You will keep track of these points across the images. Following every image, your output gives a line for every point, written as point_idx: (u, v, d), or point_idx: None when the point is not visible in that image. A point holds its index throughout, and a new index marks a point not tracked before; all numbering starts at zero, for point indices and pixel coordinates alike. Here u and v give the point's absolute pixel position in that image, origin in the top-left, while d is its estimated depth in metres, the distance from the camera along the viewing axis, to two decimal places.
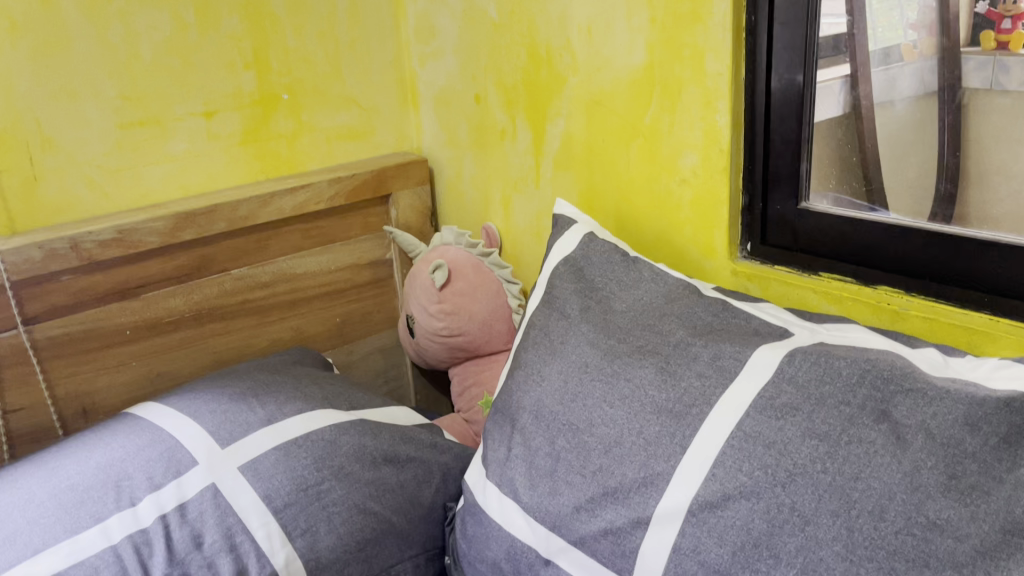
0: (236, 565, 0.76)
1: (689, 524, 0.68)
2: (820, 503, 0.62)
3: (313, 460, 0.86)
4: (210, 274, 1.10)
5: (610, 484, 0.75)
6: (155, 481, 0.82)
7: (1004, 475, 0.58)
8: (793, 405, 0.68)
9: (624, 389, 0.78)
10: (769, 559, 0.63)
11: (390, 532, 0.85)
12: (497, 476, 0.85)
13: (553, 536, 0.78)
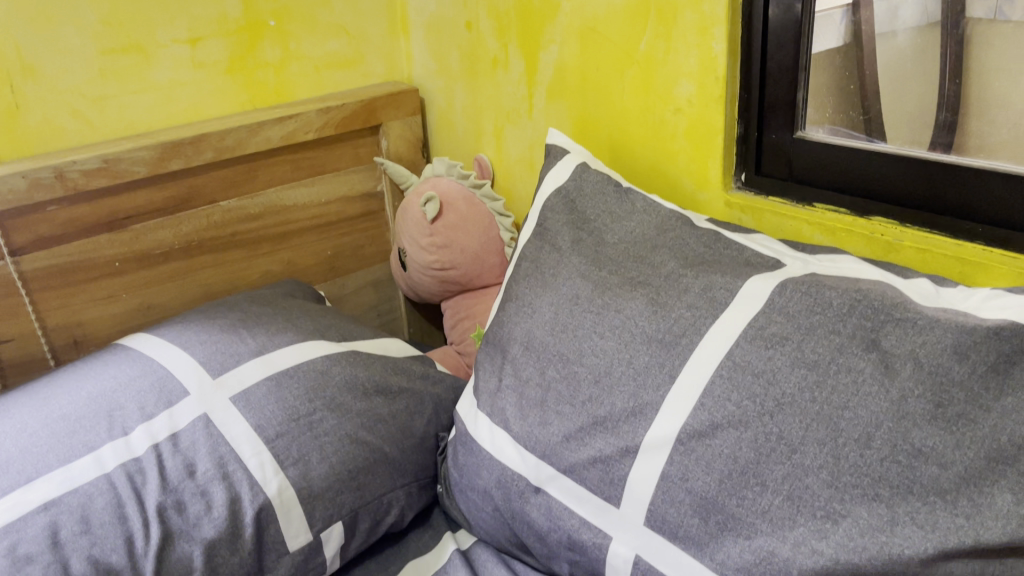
0: (229, 494, 0.77)
1: (677, 452, 0.69)
2: (807, 431, 0.63)
3: (305, 390, 0.87)
4: (199, 205, 1.08)
5: (600, 414, 0.75)
6: (147, 410, 0.82)
7: (990, 403, 0.58)
8: (783, 334, 0.68)
9: (614, 320, 0.78)
10: (756, 486, 0.65)
11: (382, 462, 0.86)
12: (488, 406, 0.86)
13: (543, 464, 0.78)
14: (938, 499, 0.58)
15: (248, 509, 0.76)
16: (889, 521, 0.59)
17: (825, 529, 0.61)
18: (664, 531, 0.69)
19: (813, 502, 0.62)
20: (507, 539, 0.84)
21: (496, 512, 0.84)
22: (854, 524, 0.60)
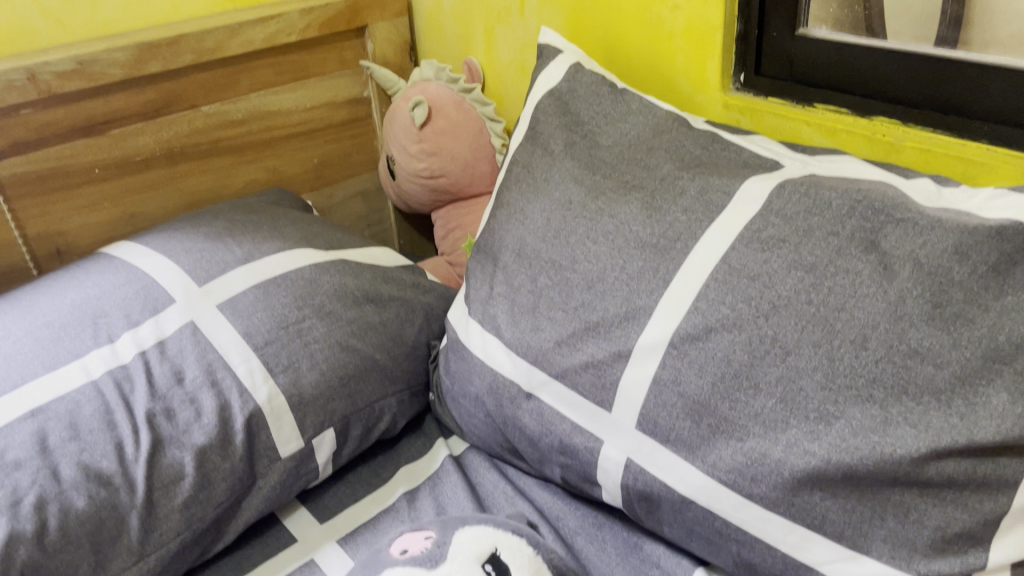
0: (218, 400, 0.76)
1: (670, 356, 0.68)
2: (802, 333, 0.62)
3: (293, 298, 0.85)
4: (179, 110, 1.05)
5: (592, 320, 0.74)
6: (132, 318, 0.81)
7: (990, 304, 0.57)
8: (780, 236, 0.66)
9: (607, 225, 0.76)
10: (748, 389, 0.64)
11: (373, 369, 0.86)
12: (479, 314, 0.85)
13: (534, 370, 0.78)
14: (932, 399, 0.57)
15: (238, 416, 0.76)
16: (882, 422, 0.58)
17: (818, 431, 0.61)
18: (656, 435, 0.69)
19: (807, 405, 0.61)
20: (499, 444, 0.84)
21: (488, 418, 0.84)
22: (846, 425, 0.60)
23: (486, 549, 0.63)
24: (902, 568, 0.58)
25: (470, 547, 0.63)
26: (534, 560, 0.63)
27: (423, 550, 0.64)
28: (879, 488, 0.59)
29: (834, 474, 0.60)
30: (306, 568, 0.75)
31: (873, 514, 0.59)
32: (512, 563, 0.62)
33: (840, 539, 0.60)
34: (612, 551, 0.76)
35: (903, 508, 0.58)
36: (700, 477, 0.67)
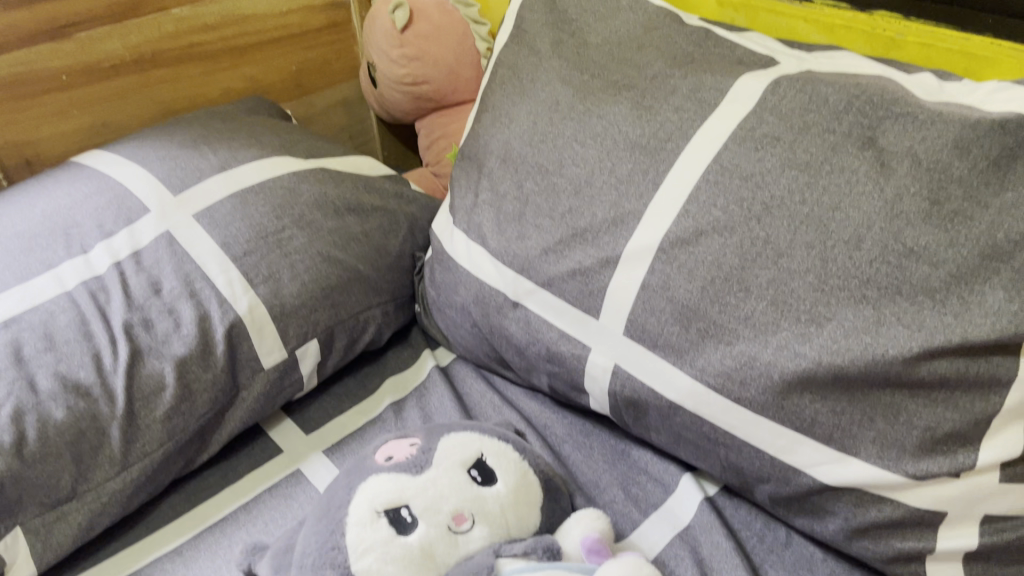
0: (198, 311, 0.75)
1: (659, 262, 0.67)
2: (795, 235, 0.61)
3: (272, 208, 0.83)
4: (148, 13, 1.00)
5: (579, 226, 0.72)
6: (106, 229, 0.79)
7: (989, 200, 0.55)
8: (774, 135, 0.64)
9: (596, 127, 0.73)
10: (739, 293, 0.63)
11: (357, 281, 0.84)
12: (465, 223, 0.82)
13: (520, 279, 0.76)
14: (927, 299, 0.56)
15: (218, 328, 0.74)
16: (875, 322, 0.57)
17: (809, 333, 0.60)
18: (645, 341, 0.68)
19: (798, 307, 0.60)
20: (486, 354, 0.83)
21: (474, 329, 0.82)
22: (838, 327, 0.58)
23: (473, 455, 0.62)
24: (890, 467, 0.58)
25: (456, 453, 0.62)
26: (521, 467, 0.63)
27: (408, 457, 0.63)
28: (870, 389, 0.58)
29: (825, 376, 0.59)
30: (294, 478, 0.75)
31: (862, 415, 0.59)
32: (498, 468, 0.62)
33: (828, 441, 0.60)
34: (599, 458, 0.77)
35: (893, 409, 0.58)
36: (689, 382, 0.66)
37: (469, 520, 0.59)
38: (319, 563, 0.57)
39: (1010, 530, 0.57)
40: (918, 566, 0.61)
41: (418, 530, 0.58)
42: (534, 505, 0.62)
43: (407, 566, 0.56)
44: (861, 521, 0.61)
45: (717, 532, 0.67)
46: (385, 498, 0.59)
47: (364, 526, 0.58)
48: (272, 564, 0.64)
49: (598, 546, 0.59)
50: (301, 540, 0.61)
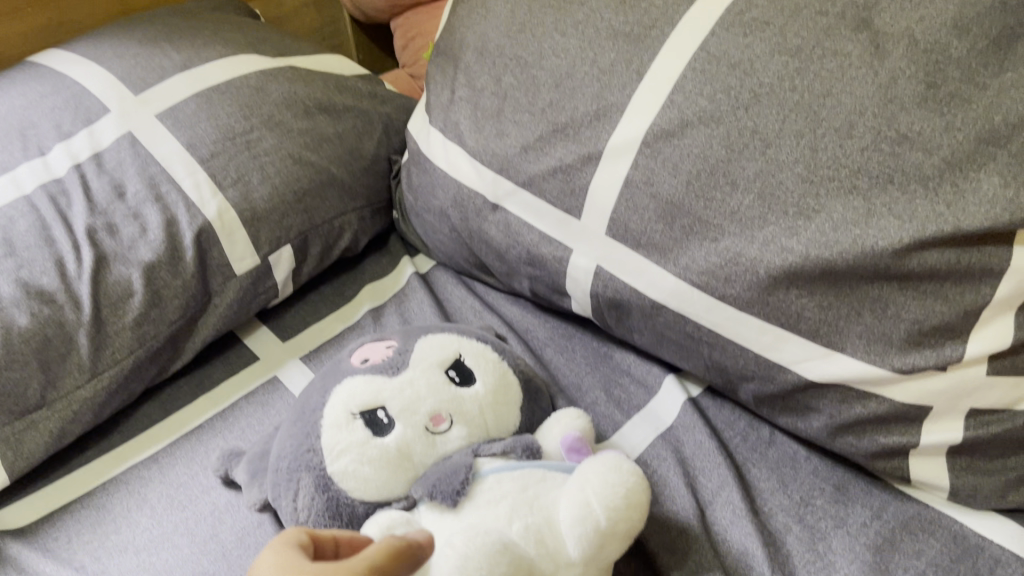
0: (164, 216, 0.72)
1: (643, 156, 0.64)
2: (784, 124, 0.58)
3: (239, 108, 0.79)
4: None
5: (560, 121, 0.69)
6: (63, 130, 0.76)
7: (988, 82, 0.53)
8: (764, 19, 0.60)
9: (577, 15, 0.69)
10: (725, 187, 0.60)
11: (330, 184, 0.81)
12: (441, 122, 0.79)
13: (499, 179, 0.73)
14: (919, 187, 0.54)
15: (186, 233, 0.72)
16: (865, 214, 0.55)
17: (797, 227, 0.58)
18: (627, 240, 0.66)
19: (786, 200, 0.58)
20: (466, 259, 0.81)
21: (453, 233, 0.80)
22: (827, 220, 0.56)
23: (451, 356, 0.61)
24: (875, 362, 0.57)
25: (433, 354, 0.60)
26: (500, 367, 0.61)
27: (384, 359, 0.61)
28: (857, 283, 0.57)
29: (812, 270, 0.57)
30: (271, 385, 0.74)
31: (849, 310, 0.57)
32: (477, 370, 0.60)
33: (814, 337, 0.59)
34: (582, 361, 0.75)
35: (881, 303, 0.56)
36: (671, 281, 0.64)
37: (447, 420, 0.57)
38: (295, 466, 0.57)
39: (995, 425, 0.57)
40: (901, 461, 0.60)
41: (395, 432, 0.56)
42: (514, 406, 0.61)
43: (383, 468, 0.55)
44: (845, 418, 0.60)
45: (700, 432, 0.67)
46: (360, 400, 0.57)
47: (340, 428, 0.56)
48: (249, 468, 0.63)
49: (579, 445, 0.58)
50: (276, 443, 0.60)
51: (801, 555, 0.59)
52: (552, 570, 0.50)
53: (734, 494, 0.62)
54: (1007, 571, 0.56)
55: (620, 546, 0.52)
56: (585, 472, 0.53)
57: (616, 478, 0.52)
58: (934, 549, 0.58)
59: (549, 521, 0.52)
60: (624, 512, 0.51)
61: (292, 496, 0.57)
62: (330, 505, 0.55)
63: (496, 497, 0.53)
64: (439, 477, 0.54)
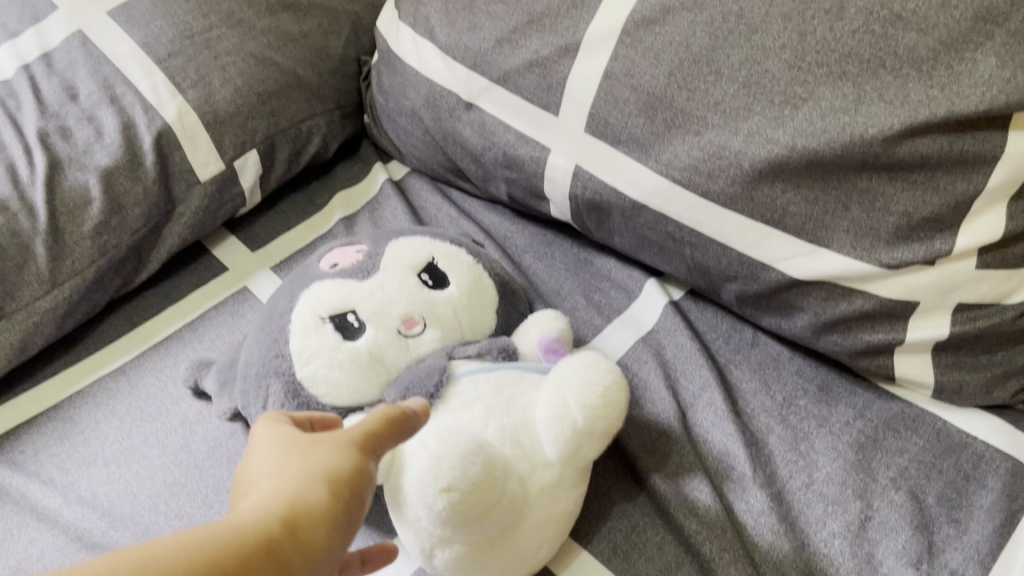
0: (121, 119, 0.68)
1: (623, 47, 0.60)
2: (772, 6, 0.54)
3: (197, 5, 0.74)
4: None
5: (536, 12, 0.65)
6: (11, 29, 0.73)
7: None
8: None
9: None
10: (709, 76, 0.57)
11: (296, 86, 0.77)
12: (411, 18, 0.75)
13: (473, 76, 0.70)
14: (912, 71, 0.51)
15: (145, 137, 0.68)
16: (855, 101, 0.52)
17: (783, 117, 0.55)
18: (607, 137, 0.63)
19: (772, 88, 0.55)
20: (441, 165, 0.78)
21: (427, 136, 0.77)
22: (815, 108, 0.54)
23: (424, 259, 0.58)
24: (862, 258, 0.55)
25: (406, 256, 0.58)
26: (475, 270, 0.59)
27: (354, 263, 0.58)
28: (846, 175, 0.54)
29: (799, 162, 0.55)
30: (241, 296, 0.71)
31: (837, 204, 0.55)
32: (451, 272, 0.58)
33: (800, 234, 0.57)
34: (561, 267, 0.73)
35: (870, 196, 0.54)
36: (653, 179, 0.61)
37: (420, 323, 0.55)
38: (264, 372, 0.55)
39: (982, 320, 0.55)
40: (886, 359, 0.59)
41: (366, 335, 0.54)
42: (489, 309, 0.59)
43: (355, 372, 0.53)
44: (829, 316, 0.59)
45: (682, 335, 0.65)
46: (330, 304, 0.55)
47: (309, 333, 0.54)
48: (219, 377, 0.61)
49: (557, 346, 0.57)
50: (244, 350, 0.58)
51: (783, 454, 0.58)
52: (529, 471, 0.49)
53: (715, 396, 0.61)
54: (990, 467, 0.56)
55: (598, 445, 0.51)
56: (562, 372, 0.52)
57: (593, 377, 0.50)
58: (917, 447, 0.57)
59: (526, 422, 0.51)
60: (602, 411, 0.50)
61: (261, 403, 0.55)
62: (300, 411, 0.54)
63: (471, 400, 0.51)
64: (412, 381, 0.53)
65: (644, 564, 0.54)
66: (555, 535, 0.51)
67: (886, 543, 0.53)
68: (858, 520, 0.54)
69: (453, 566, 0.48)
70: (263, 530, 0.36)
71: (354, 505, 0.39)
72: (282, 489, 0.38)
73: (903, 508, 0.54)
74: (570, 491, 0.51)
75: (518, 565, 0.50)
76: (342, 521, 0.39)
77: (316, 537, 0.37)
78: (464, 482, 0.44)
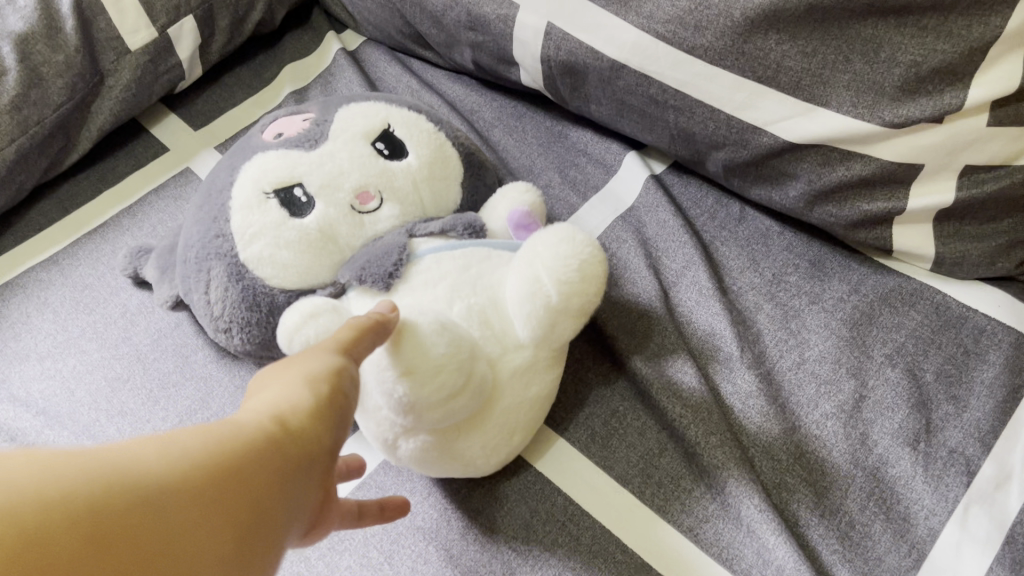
0: None
1: None
2: None
3: None
4: None
5: None
6: None
7: None
8: None
9: None
10: None
11: None
12: None
13: None
14: None
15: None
16: None
17: None
18: None
19: None
20: (399, 31, 0.71)
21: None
22: None
23: (379, 126, 0.52)
24: (863, 117, 0.50)
25: (358, 124, 0.52)
26: (437, 139, 0.53)
27: (300, 131, 0.52)
28: (848, 22, 0.49)
29: (796, 8, 0.49)
30: (183, 179, 0.65)
31: (837, 56, 0.50)
32: (409, 141, 0.52)
33: (795, 92, 0.52)
34: (533, 141, 0.68)
35: (874, 45, 0.49)
36: (632, 34, 0.55)
37: (376, 198, 0.50)
38: (205, 254, 0.50)
39: (990, 184, 0.50)
40: (883, 231, 0.55)
41: (315, 211, 0.48)
42: (452, 182, 0.53)
43: (305, 252, 0.48)
44: (824, 185, 0.54)
45: (664, 210, 0.60)
46: (274, 177, 0.49)
47: (251, 210, 0.48)
48: (160, 263, 0.56)
49: (528, 221, 0.52)
50: (183, 232, 0.53)
51: (772, 333, 0.54)
52: (498, 354, 0.45)
53: (700, 274, 0.56)
54: (991, 341, 0.52)
55: (575, 324, 0.47)
56: (533, 245, 0.46)
57: (568, 250, 0.45)
58: (914, 322, 0.53)
59: (494, 300, 0.46)
60: (579, 287, 0.45)
61: (204, 289, 0.50)
62: (245, 295, 0.49)
63: (435, 278, 0.46)
64: (369, 260, 0.48)
65: (624, 451, 0.50)
66: (530, 422, 0.47)
67: (881, 423, 0.49)
68: (852, 400, 0.50)
69: (417, 457, 0.45)
70: (253, 431, 0.31)
71: (345, 406, 0.34)
72: (262, 394, 0.33)
73: (899, 386, 0.51)
74: (545, 375, 0.47)
75: (489, 455, 0.46)
76: (337, 420, 0.34)
77: (312, 437, 0.32)
78: (428, 365, 0.40)
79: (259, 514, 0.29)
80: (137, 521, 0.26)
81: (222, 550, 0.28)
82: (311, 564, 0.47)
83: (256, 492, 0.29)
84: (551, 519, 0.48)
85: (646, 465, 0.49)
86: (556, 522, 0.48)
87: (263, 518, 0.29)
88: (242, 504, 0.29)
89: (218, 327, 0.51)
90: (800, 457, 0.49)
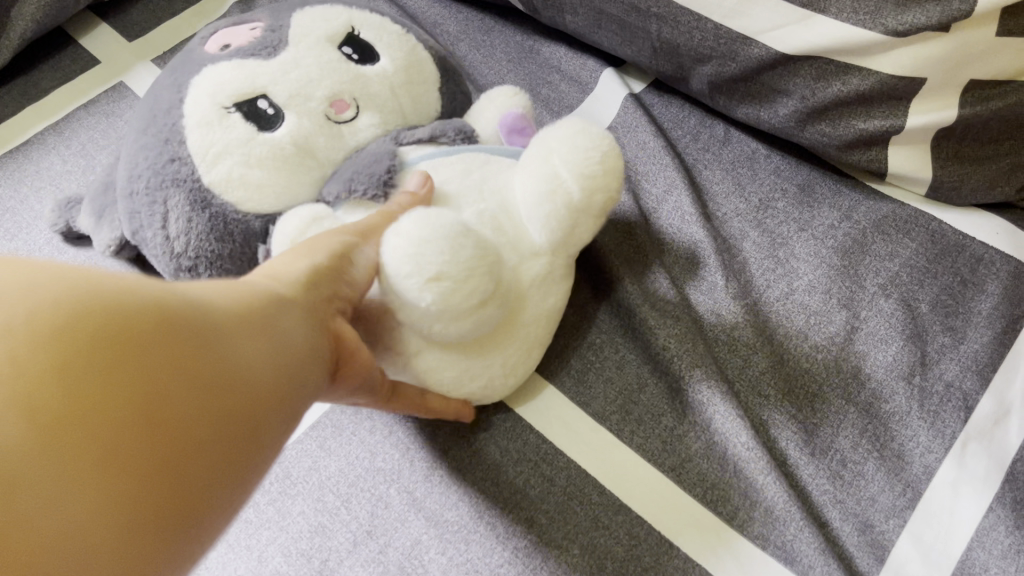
0: None
1: None
2: None
3: None
4: None
5: None
6: None
7: None
8: None
9: None
10: None
11: None
12: None
13: None
14: None
15: None
16: None
17: None
18: None
19: None
20: None
21: None
22: None
23: (342, 30, 0.46)
24: (865, 24, 0.45)
25: (319, 28, 0.45)
26: (407, 40, 0.47)
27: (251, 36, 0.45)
28: None
29: None
30: (115, 94, 0.59)
31: None
32: (379, 44, 0.46)
33: None
34: (502, 59, 0.63)
35: None
36: None
37: (352, 107, 0.44)
38: (159, 181, 0.42)
39: (995, 100, 0.46)
40: (878, 152, 0.51)
41: (287, 124, 0.42)
42: (430, 86, 0.48)
43: (281, 169, 0.42)
44: (819, 101, 0.50)
45: (644, 131, 0.56)
46: (232, 90, 0.42)
47: (212, 126, 0.41)
48: (93, 208, 0.49)
49: (522, 125, 0.48)
50: (121, 162, 0.46)
51: (758, 261, 0.51)
52: (516, 261, 0.41)
53: (682, 198, 0.52)
54: (990, 270, 0.49)
55: (592, 224, 0.43)
56: (544, 139, 0.42)
57: (587, 142, 0.40)
58: (909, 250, 0.50)
59: (505, 206, 0.42)
60: (602, 181, 0.41)
61: (160, 226, 0.43)
62: (216, 224, 0.42)
63: (436, 187, 0.42)
64: (357, 170, 0.42)
65: (601, 386, 0.47)
66: (542, 338, 0.44)
67: (875, 355, 0.46)
68: (843, 331, 0.47)
69: (428, 379, 0.40)
70: (262, 289, 0.31)
71: (349, 279, 0.35)
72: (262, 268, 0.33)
73: (893, 317, 0.47)
74: (556, 287, 0.44)
75: (507, 375, 0.43)
76: (334, 290, 0.34)
77: (315, 301, 0.32)
78: (457, 269, 0.35)
79: (294, 363, 0.29)
80: (188, 335, 0.26)
81: (269, 391, 0.28)
82: (261, 509, 0.43)
83: (286, 344, 0.29)
84: (523, 459, 0.44)
85: (625, 400, 0.46)
86: (528, 462, 0.44)
87: (291, 379, 0.29)
88: (275, 354, 0.29)
89: (180, 267, 0.43)
90: (789, 391, 0.45)
